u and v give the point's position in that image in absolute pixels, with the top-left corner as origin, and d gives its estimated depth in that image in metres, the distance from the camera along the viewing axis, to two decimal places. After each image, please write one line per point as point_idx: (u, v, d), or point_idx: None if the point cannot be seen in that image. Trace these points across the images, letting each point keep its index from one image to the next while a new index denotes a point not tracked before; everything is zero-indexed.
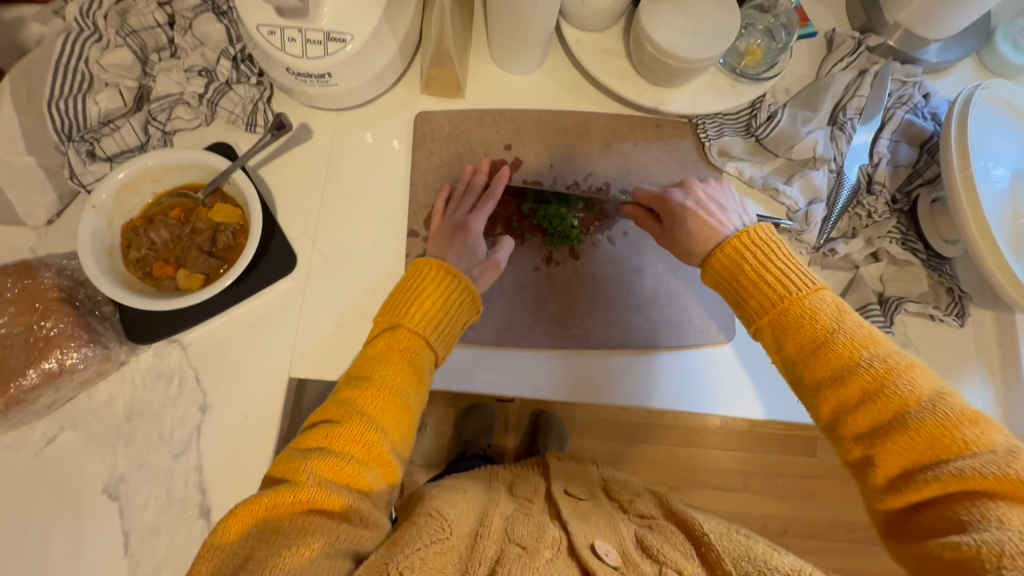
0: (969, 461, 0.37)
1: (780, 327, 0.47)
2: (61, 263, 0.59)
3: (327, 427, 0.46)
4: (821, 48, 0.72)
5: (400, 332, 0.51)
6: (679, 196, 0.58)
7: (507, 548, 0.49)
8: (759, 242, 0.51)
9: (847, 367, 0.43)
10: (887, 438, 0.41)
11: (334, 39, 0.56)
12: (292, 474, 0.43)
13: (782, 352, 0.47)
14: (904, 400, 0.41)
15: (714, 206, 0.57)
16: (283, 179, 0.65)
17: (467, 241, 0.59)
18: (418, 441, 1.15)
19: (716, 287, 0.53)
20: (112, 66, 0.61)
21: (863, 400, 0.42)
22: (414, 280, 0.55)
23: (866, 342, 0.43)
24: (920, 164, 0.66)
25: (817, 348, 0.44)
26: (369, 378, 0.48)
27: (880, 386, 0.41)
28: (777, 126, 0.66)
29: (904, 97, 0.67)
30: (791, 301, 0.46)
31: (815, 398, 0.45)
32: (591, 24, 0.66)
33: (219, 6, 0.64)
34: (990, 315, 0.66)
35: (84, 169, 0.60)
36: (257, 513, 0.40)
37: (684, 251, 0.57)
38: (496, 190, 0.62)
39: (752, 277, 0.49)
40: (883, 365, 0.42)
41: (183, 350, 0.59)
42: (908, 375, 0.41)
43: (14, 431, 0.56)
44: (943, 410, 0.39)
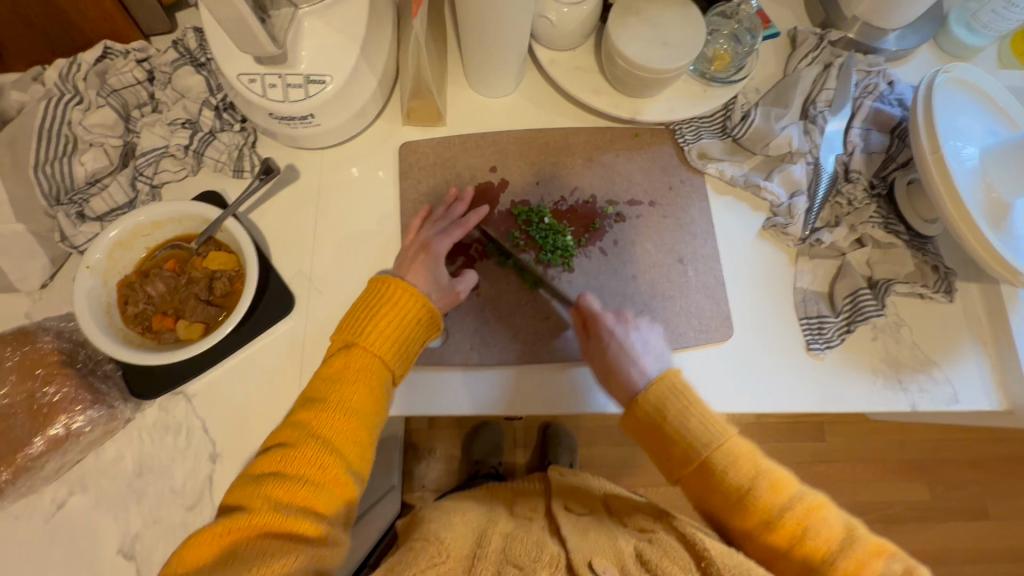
0: None
1: (707, 481, 0.50)
2: (59, 325, 0.59)
3: (280, 451, 0.46)
4: (786, 46, 0.75)
5: (355, 351, 0.51)
6: (614, 323, 0.57)
7: (503, 568, 0.51)
8: (676, 383, 0.52)
9: (770, 519, 0.47)
10: None
11: (314, 82, 0.57)
12: (247, 500, 0.43)
13: (709, 497, 0.50)
14: (822, 544, 0.45)
15: (639, 346, 0.56)
16: (274, 221, 0.65)
17: (430, 266, 0.59)
18: (428, 467, 1.15)
19: (633, 433, 0.54)
20: (95, 126, 0.61)
21: (790, 546, 0.46)
22: (369, 297, 0.54)
23: (782, 487, 0.48)
24: (893, 148, 0.68)
25: (739, 500, 0.48)
26: (324, 401, 0.48)
27: (800, 535, 0.46)
28: (751, 125, 0.69)
29: (870, 86, 0.69)
30: (711, 456, 0.49)
31: (745, 542, 0.48)
32: (562, 44, 0.68)
33: (197, 57, 0.65)
34: (976, 289, 0.67)
35: (75, 231, 0.60)
36: (212, 543, 0.40)
37: (601, 371, 0.56)
38: (469, 221, 0.61)
39: (671, 430, 0.51)
40: (800, 508, 0.47)
41: (188, 401, 0.59)
42: (821, 518, 0.46)
43: (24, 499, 0.55)
44: (857, 550, 0.44)
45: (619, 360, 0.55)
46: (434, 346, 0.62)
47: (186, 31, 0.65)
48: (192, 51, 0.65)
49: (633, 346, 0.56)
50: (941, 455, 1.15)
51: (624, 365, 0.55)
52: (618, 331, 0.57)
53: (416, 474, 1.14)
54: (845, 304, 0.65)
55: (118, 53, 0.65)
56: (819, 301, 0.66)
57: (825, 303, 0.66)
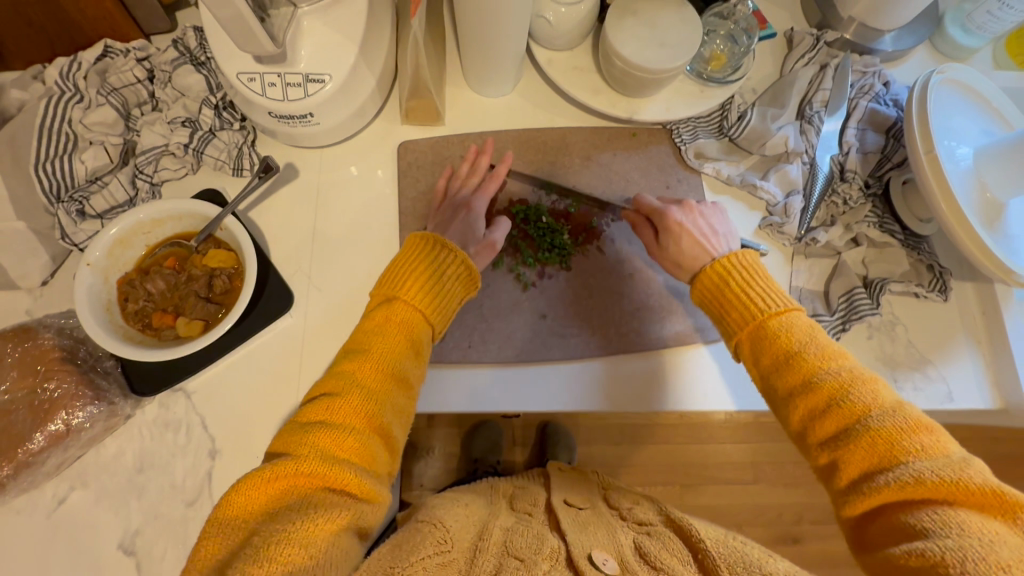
0: (925, 466, 0.38)
1: (758, 340, 0.49)
2: (60, 322, 0.59)
3: (326, 399, 0.44)
4: (782, 47, 0.76)
5: (397, 306, 0.50)
6: (677, 212, 0.60)
7: (505, 561, 0.50)
8: (744, 265, 0.54)
9: (813, 377, 0.45)
10: (848, 446, 0.41)
11: (314, 81, 0.58)
12: (293, 447, 0.42)
13: (757, 363, 0.49)
14: (865, 408, 0.42)
15: (706, 229, 0.59)
16: (272, 220, 0.66)
17: (468, 218, 0.61)
18: (427, 465, 1.15)
19: (703, 305, 0.56)
20: (96, 125, 0.62)
21: (828, 406, 0.43)
22: (404, 258, 0.54)
23: (834, 356, 0.46)
24: (888, 148, 0.69)
25: (788, 359, 0.46)
26: (367, 351, 0.47)
27: (842, 394, 0.43)
28: (748, 125, 0.69)
29: (866, 86, 0.70)
30: (768, 316, 0.49)
31: (785, 406, 0.46)
32: (560, 44, 0.69)
33: (197, 56, 0.65)
34: (971, 289, 0.68)
35: (75, 229, 0.60)
36: (258, 491, 0.39)
37: (673, 262, 0.59)
38: (500, 172, 0.64)
39: (735, 294, 0.52)
40: (847, 375, 0.44)
41: (187, 398, 0.59)
42: (870, 387, 0.43)
43: (25, 495, 0.56)
44: (903, 418, 0.41)
45: (692, 248, 0.58)
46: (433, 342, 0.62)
47: (185, 30, 0.66)
48: (192, 50, 0.65)
49: (701, 230, 0.59)
50: None
51: (696, 253, 0.57)
52: (686, 219, 0.59)
53: (415, 472, 1.14)
54: (840, 302, 0.65)
55: (119, 52, 0.65)
56: (815, 300, 0.67)
57: (820, 302, 0.66)
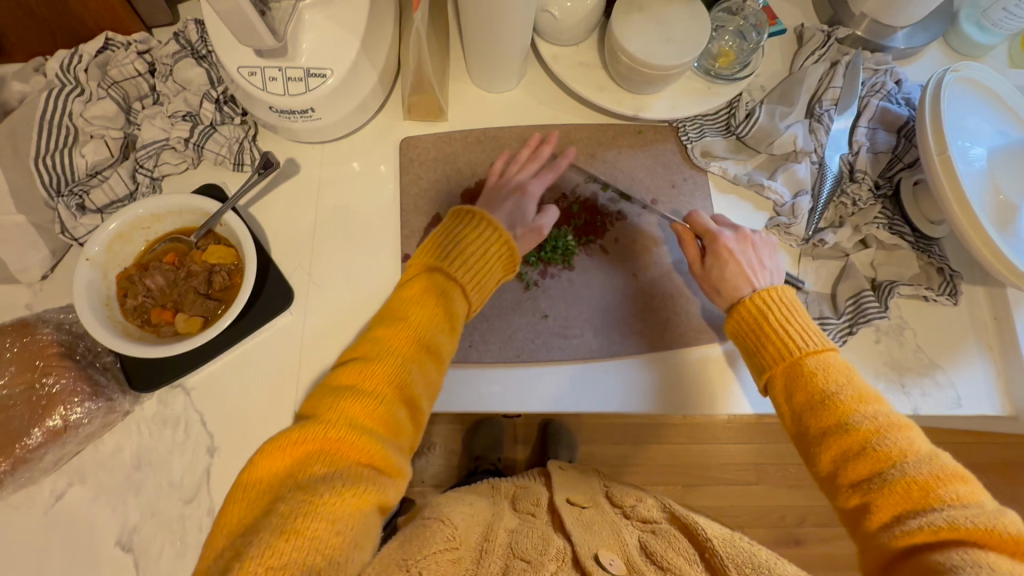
0: (960, 513, 0.38)
1: (791, 377, 0.49)
2: (59, 317, 0.59)
3: (358, 364, 0.46)
4: (792, 44, 0.74)
5: (436, 277, 0.52)
6: (730, 236, 0.59)
7: (513, 562, 0.50)
8: (782, 301, 0.54)
9: (848, 419, 0.45)
10: (881, 490, 0.42)
11: (315, 75, 0.57)
12: (324, 409, 0.43)
13: (789, 400, 0.49)
14: (900, 454, 0.42)
15: (755, 260, 0.58)
16: (273, 215, 0.65)
17: (519, 203, 0.60)
18: (428, 461, 1.15)
19: (737, 338, 0.56)
20: (97, 118, 0.61)
21: (862, 449, 0.43)
22: (450, 230, 0.55)
23: (870, 400, 0.46)
24: (899, 148, 0.67)
25: (823, 398, 0.47)
26: (403, 320, 0.48)
27: (877, 439, 0.43)
28: (756, 123, 0.68)
29: (877, 85, 0.68)
30: (804, 354, 0.49)
31: (817, 445, 0.46)
32: (565, 39, 0.67)
33: (198, 50, 0.65)
34: (982, 292, 0.67)
35: (75, 223, 0.60)
36: (287, 450, 0.40)
37: (712, 284, 0.59)
38: (561, 164, 0.63)
39: (772, 329, 0.52)
40: (882, 421, 0.44)
41: (186, 394, 0.59)
42: (906, 433, 0.44)
43: (23, 490, 0.56)
44: (938, 467, 0.41)
45: (738, 277, 0.57)
46: None
47: (187, 23, 0.65)
48: (193, 44, 0.65)
49: (750, 260, 0.58)
50: None
51: (740, 281, 0.57)
52: (739, 248, 0.58)
53: (416, 468, 1.14)
54: (847, 305, 0.64)
55: (120, 45, 0.65)
56: (822, 303, 0.65)
57: (828, 305, 0.65)
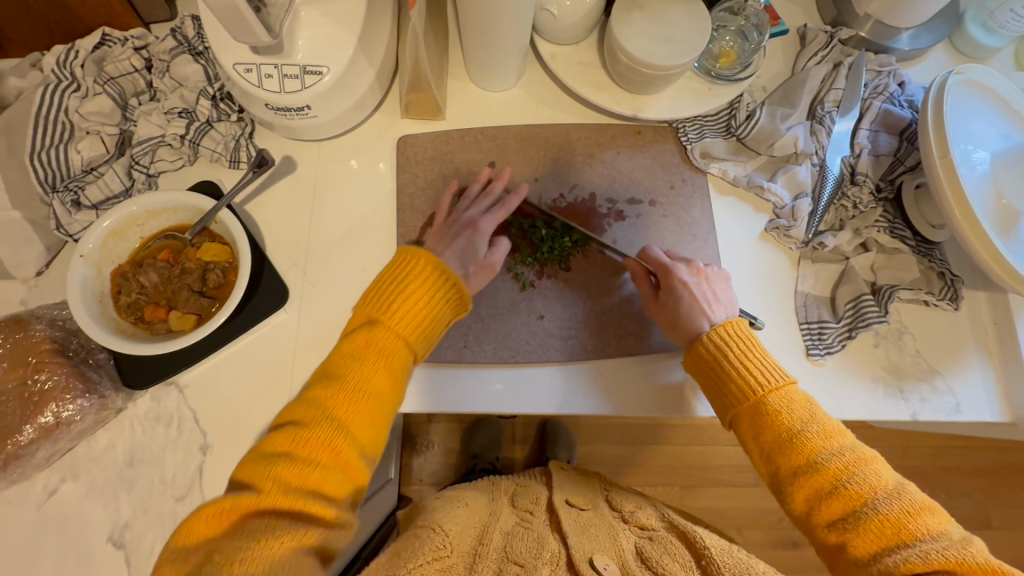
0: (931, 547, 0.41)
1: (758, 417, 0.50)
2: (53, 313, 0.59)
3: (293, 428, 0.44)
4: (795, 44, 0.73)
5: (378, 329, 0.50)
6: (684, 274, 0.58)
7: (506, 567, 0.50)
8: (739, 337, 0.54)
9: (816, 460, 0.46)
10: (858, 529, 0.43)
11: (311, 72, 0.56)
12: (258, 478, 0.41)
13: (756, 440, 0.50)
14: (870, 491, 0.44)
15: (709, 295, 0.57)
16: (269, 213, 0.65)
17: (471, 239, 0.59)
18: (425, 460, 1.15)
19: (695, 375, 0.55)
20: (92, 114, 0.61)
21: (834, 490, 0.45)
22: (396, 273, 0.53)
23: (834, 434, 0.47)
24: (901, 151, 0.67)
25: (790, 439, 0.48)
26: (343, 378, 0.47)
27: (847, 477, 0.45)
28: (756, 124, 0.67)
29: (880, 86, 0.68)
30: (767, 393, 0.50)
31: (788, 486, 0.47)
32: (565, 38, 0.67)
33: (195, 46, 0.64)
34: (983, 297, 0.66)
35: (70, 219, 0.60)
36: (218, 519, 0.39)
37: (668, 320, 0.58)
38: (511, 202, 0.61)
39: (732, 368, 0.52)
40: (850, 456, 0.46)
41: (180, 392, 0.59)
42: (871, 466, 0.45)
43: (15, 486, 0.56)
44: (906, 502, 0.43)
45: (690, 311, 0.56)
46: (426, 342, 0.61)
47: (183, 19, 0.65)
48: (190, 40, 0.64)
49: (702, 296, 0.57)
50: (942, 463, 1.14)
51: (693, 316, 0.56)
52: (692, 282, 0.57)
53: (413, 467, 1.14)
54: (846, 309, 0.63)
55: (116, 40, 0.64)
56: (821, 306, 0.65)
57: (827, 308, 0.65)
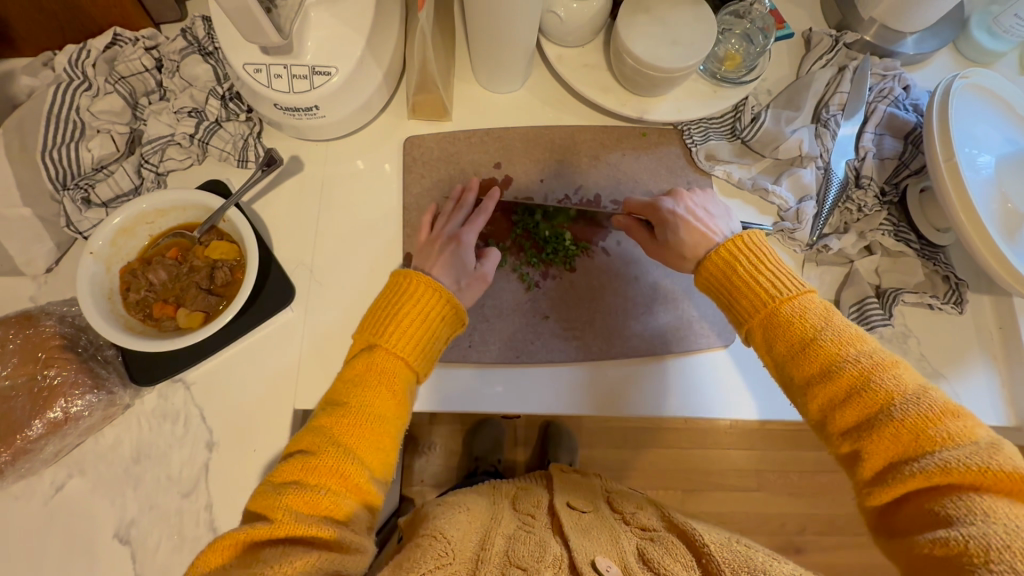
0: (953, 453, 0.36)
1: (772, 328, 0.47)
2: (62, 310, 0.59)
3: (301, 458, 0.43)
4: (800, 48, 0.74)
5: (378, 353, 0.49)
6: (670, 204, 0.59)
7: (509, 570, 0.50)
8: (750, 249, 0.52)
9: (832, 364, 0.42)
10: (873, 435, 0.40)
11: (320, 73, 0.57)
12: (268, 510, 0.40)
13: (771, 351, 0.47)
14: (889, 395, 0.40)
15: (703, 213, 0.58)
16: (277, 212, 0.65)
17: (457, 252, 0.58)
18: (427, 461, 1.15)
19: (712, 291, 0.54)
20: (103, 113, 0.62)
21: (850, 395, 0.41)
22: (393, 296, 0.52)
23: (853, 340, 0.43)
24: (906, 155, 0.67)
25: (804, 346, 0.44)
26: (346, 405, 0.46)
27: (865, 382, 0.41)
28: (761, 127, 0.67)
29: (885, 90, 0.68)
30: (781, 302, 0.47)
31: (803, 395, 0.44)
32: (571, 40, 0.67)
33: (205, 46, 0.65)
34: (988, 302, 0.66)
35: (80, 217, 0.60)
36: (233, 550, 0.38)
37: (676, 254, 0.58)
38: (487, 206, 0.61)
39: (745, 281, 0.50)
40: (869, 361, 0.42)
41: (187, 389, 0.59)
42: (893, 371, 0.41)
43: (23, 481, 0.56)
44: (928, 405, 0.39)
45: (692, 233, 0.56)
46: None
47: (194, 20, 0.66)
48: (200, 40, 0.65)
49: (697, 216, 0.58)
50: None
51: (695, 237, 0.56)
52: (680, 207, 0.59)
53: (415, 468, 1.14)
54: (851, 312, 0.63)
55: (128, 40, 0.65)
56: None
57: (831, 310, 0.65)
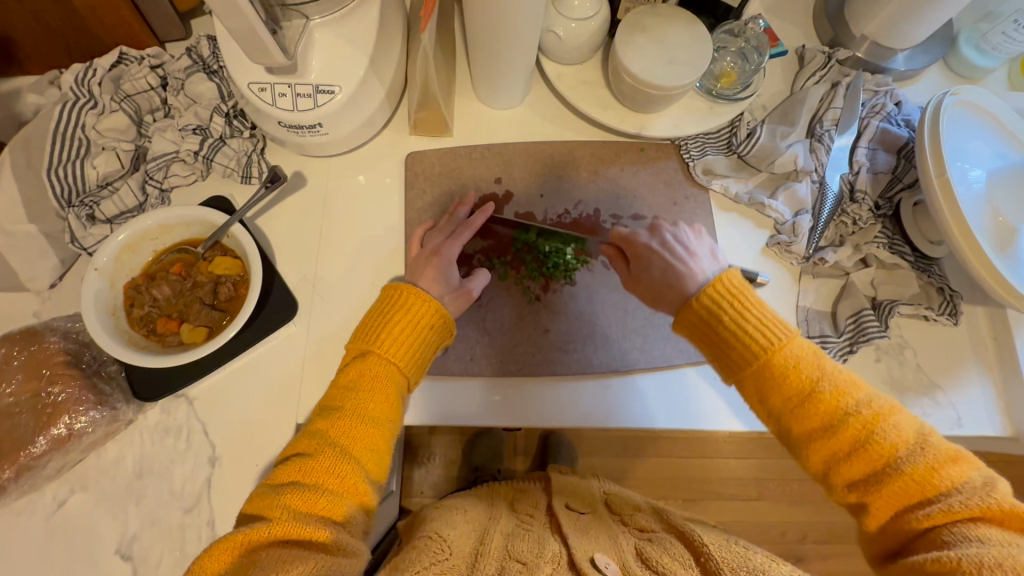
0: (957, 498, 0.39)
1: (763, 379, 0.47)
2: (66, 326, 0.59)
3: (298, 460, 0.44)
4: (794, 64, 0.75)
5: (371, 359, 0.50)
6: (646, 238, 0.59)
7: (508, 564, 0.50)
8: (734, 291, 0.51)
9: (835, 417, 0.44)
10: (880, 487, 0.42)
11: (324, 91, 0.58)
12: (266, 511, 0.41)
13: (766, 402, 0.47)
14: (893, 447, 0.42)
15: (679, 247, 0.58)
16: (279, 227, 0.66)
17: (440, 267, 0.58)
18: (426, 472, 1.15)
19: (693, 336, 0.53)
20: (109, 131, 0.63)
21: (854, 449, 0.43)
22: (385, 305, 0.53)
23: (849, 389, 0.45)
24: (899, 169, 0.68)
25: (804, 399, 0.45)
26: (341, 409, 0.47)
27: (869, 434, 0.42)
28: (756, 142, 0.69)
29: (877, 106, 0.69)
30: (775, 353, 0.47)
31: (805, 446, 0.45)
32: (569, 58, 0.69)
33: (210, 65, 0.66)
34: (982, 312, 0.67)
35: (84, 233, 0.61)
36: (233, 553, 0.38)
37: (651, 293, 0.58)
38: (475, 220, 0.62)
39: (732, 330, 0.49)
40: (869, 412, 0.43)
41: (189, 404, 0.59)
42: (892, 420, 0.43)
43: (24, 497, 0.56)
44: (930, 453, 0.41)
45: (665, 273, 0.57)
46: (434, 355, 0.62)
47: (199, 39, 0.67)
48: (205, 58, 0.66)
49: (672, 254, 0.58)
50: None
51: (672, 276, 0.56)
52: (655, 242, 0.59)
53: (414, 479, 1.14)
54: (848, 323, 0.64)
55: (133, 58, 0.66)
56: (822, 321, 0.66)
57: (828, 323, 0.66)
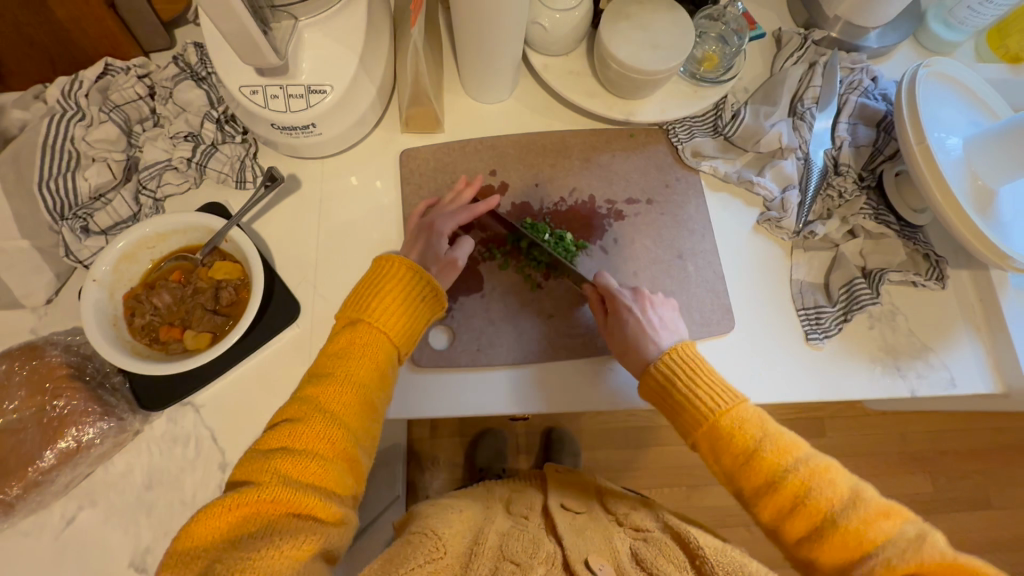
0: (893, 552, 0.41)
1: (713, 439, 0.49)
2: (66, 339, 0.59)
3: (288, 425, 0.44)
4: (771, 47, 0.77)
5: (361, 328, 0.50)
6: (627, 293, 0.58)
7: (501, 565, 0.52)
8: (684, 356, 0.53)
9: (775, 476, 0.46)
10: (822, 545, 0.43)
11: (315, 92, 0.58)
12: (256, 475, 0.41)
13: (716, 461, 0.49)
14: (831, 504, 0.44)
15: (654, 318, 0.57)
16: (276, 231, 0.66)
17: (430, 240, 0.60)
18: (431, 476, 1.14)
19: (651, 402, 0.55)
20: (98, 142, 0.62)
21: (796, 507, 0.45)
22: (372, 277, 0.53)
23: (789, 447, 0.47)
24: (880, 141, 0.70)
25: (747, 459, 0.47)
26: (331, 375, 0.47)
27: (807, 492, 0.45)
28: (741, 123, 0.70)
29: (855, 82, 0.72)
30: (721, 414, 0.49)
31: (752, 505, 0.47)
32: (555, 50, 0.70)
33: (197, 72, 0.66)
34: (967, 276, 0.69)
35: (79, 245, 0.60)
36: (222, 519, 0.38)
37: (620, 348, 0.57)
38: (478, 206, 0.62)
39: (683, 394, 0.52)
40: (806, 469, 0.46)
41: (196, 412, 0.59)
42: (828, 477, 0.45)
43: (32, 516, 0.55)
44: (865, 509, 0.43)
45: (636, 337, 0.56)
46: (441, 348, 0.63)
47: (186, 47, 0.67)
48: (192, 66, 0.66)
49: (647, 323, 0.57)
50: (938, 445, 1.17)
51: (639, 344, 0.55)
52: (636, 308, 0.58)
53: (419, 485, 1.13)
54: (840, 293, 0.66)
55: (119, 69, 0.66)
56: (816, 292, 0.68)
57: (822, 294, 0.67)
